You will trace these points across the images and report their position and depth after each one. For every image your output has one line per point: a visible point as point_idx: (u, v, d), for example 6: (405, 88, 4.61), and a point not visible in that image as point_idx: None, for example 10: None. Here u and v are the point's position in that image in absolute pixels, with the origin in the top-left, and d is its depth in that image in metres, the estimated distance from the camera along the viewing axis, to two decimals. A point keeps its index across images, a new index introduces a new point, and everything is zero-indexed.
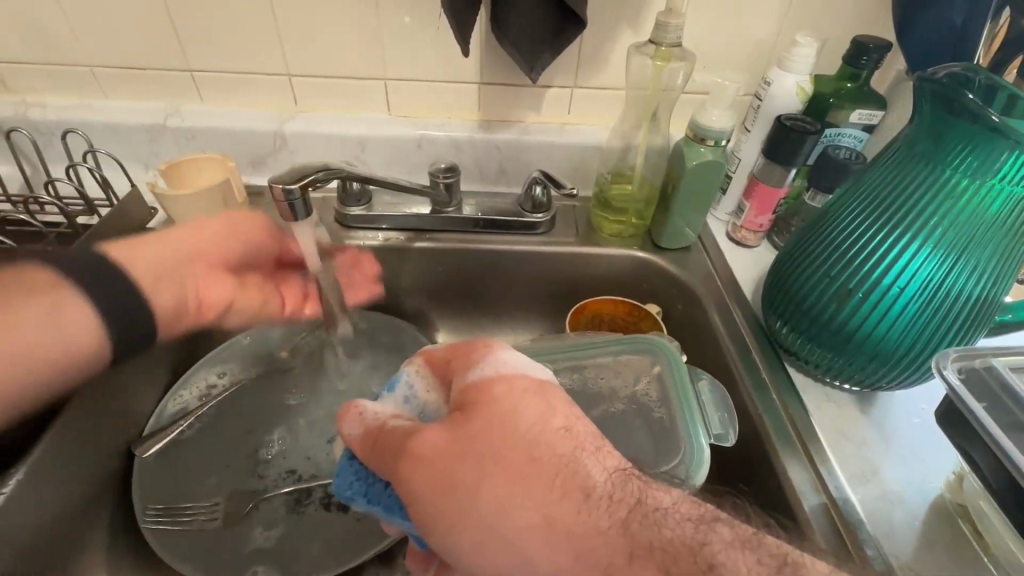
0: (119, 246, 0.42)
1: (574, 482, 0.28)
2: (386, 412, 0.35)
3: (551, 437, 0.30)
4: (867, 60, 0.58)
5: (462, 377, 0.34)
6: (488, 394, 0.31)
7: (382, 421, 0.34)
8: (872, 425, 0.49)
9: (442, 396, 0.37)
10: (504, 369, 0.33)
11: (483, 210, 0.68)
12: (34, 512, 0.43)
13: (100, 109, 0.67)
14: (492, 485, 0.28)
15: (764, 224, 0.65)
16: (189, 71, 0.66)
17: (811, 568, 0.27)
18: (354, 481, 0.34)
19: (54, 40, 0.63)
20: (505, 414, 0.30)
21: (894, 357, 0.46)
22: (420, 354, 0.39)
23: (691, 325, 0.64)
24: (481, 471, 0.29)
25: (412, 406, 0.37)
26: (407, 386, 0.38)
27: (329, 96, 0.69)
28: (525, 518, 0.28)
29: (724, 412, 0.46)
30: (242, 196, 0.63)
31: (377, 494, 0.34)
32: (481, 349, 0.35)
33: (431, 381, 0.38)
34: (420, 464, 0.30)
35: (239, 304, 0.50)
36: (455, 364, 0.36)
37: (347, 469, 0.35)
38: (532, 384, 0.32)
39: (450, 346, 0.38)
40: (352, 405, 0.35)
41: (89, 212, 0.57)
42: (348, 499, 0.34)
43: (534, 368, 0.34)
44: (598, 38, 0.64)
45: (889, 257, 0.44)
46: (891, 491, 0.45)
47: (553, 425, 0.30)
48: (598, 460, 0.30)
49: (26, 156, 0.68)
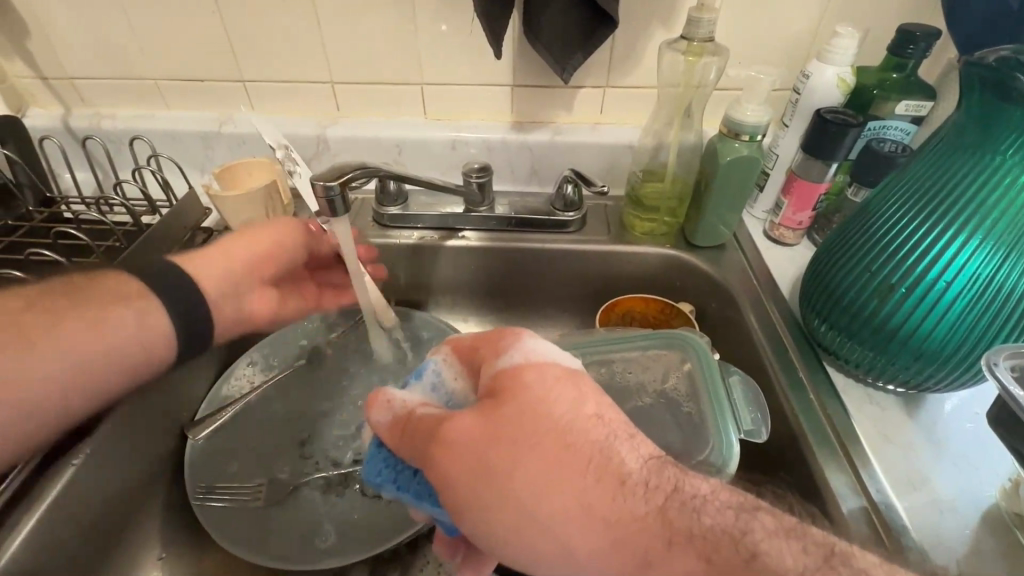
0: (188, 258, 0.47)
1: (608, 470, 0.28)
2: (414, 401, 0.36)
3: (584, 422, 0.30)
4: (913, 49, 0.56)
5: (490, 366, 0.34)
6: (520, 381, 0.31)
7: (410, 409, 0.35)
8: (921, 430, 0.47)
9: (468, 384, 0.38)
10: (533, 357, 0.33)
11: (516, 210, 0.69)
12: (99, 484, 0.46)
13: (163, 119, 0.73)
14: (526, 469, 0.28)
15: (803, 221, 0.63)
16: (242, 82, 0.71)
17: (863, 560, 0.26)
18: (384, 467, 0.36)
19: (125, 57, 0.69)
20: (538, 402, 0.30)
21: (942, 355, 0.44)
22: (447, 342, 0.40)
23: (726, 322, 0.62)
24: (512, 455, 0.29)
25: (441, 394, 0.38)
26: (434, 374, 0.39)
27: (368, 102, 0.72)
28: (558, 501, 0.27)
29: (758, 412, 0.45)
30: (287, 197, 0.67)
31: (406, 481, 0.35)
32: (507, 336, 0.35)
33: (458, 369, 0.38)
34: (454, 449, 0.30)
35: (283, 313, 0.55)
36: (482, 353, 0.36)
37: (376, 456, 0.37)
38: (561, 373, 0.32)
39: (475, 334, 0.38)
40: (380, 392, 0.36)
41: (152, 212, 0.61)
42: (377, 485, 0.36)
43: (564, 356, 0.34)
44: (630, 36, 0.64)
45: (934, 251, 0.42)
46: (941, 499, 0.42)
47: (585, 412, 0.30)
48: (630, 446, 0.30)
49: (98, 162, 0.75)
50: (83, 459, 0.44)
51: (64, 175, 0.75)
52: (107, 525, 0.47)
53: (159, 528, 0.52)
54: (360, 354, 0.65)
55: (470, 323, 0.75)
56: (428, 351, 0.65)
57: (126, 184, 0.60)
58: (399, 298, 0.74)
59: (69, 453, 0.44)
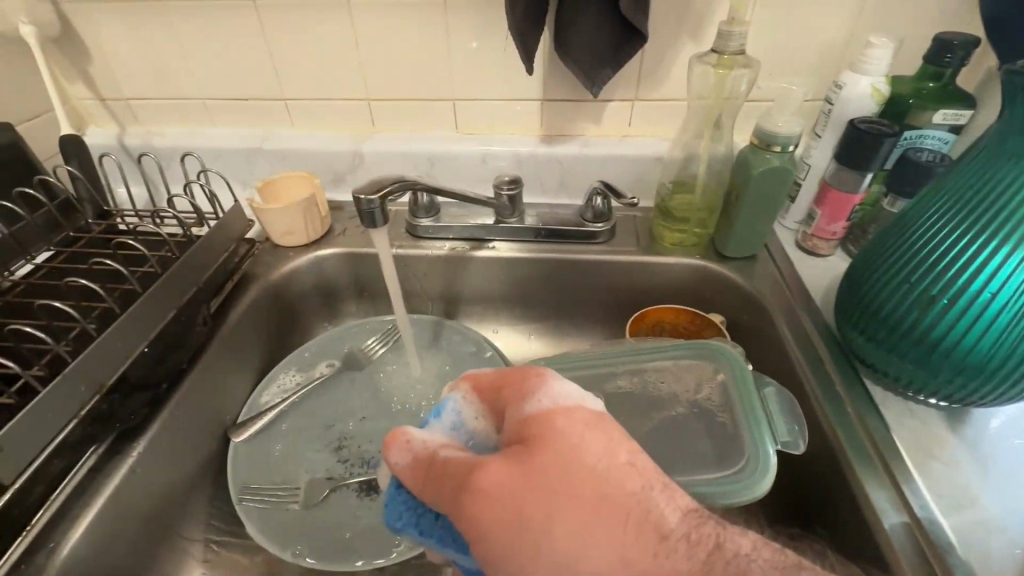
0: None
1: (647, 523, 0.25)
2: (435, 441, 0.33)
3: (617, 473, 0.27)
4: (951, 57, 0.55)
5: (517, 410, 0.31)
6: (551, 426, 0.28)
7: (433, 450, 0.32)
8: (964, 446, 0.46)
9: (491, 424, 0.35)
10: (562, 400, 0.30)
11: (545, 221, 0.70)
12: (147, 484, 0.48)
13: (209, 136, 0.77)
14: (564, 522, 0.26)
15: (837, 232, 0.62)
16: (283, 100, 0.74)
17: None
18: (404, 511, 0.33)
19: (176, 79, 0.73)
20: (572, 449, 0.27)
21: (987, 369, 0.43)
22: (465, 379, 0.37)
23: (759, 334, 0.62)
24: (547, 507, 0.26)
25: (463, 435, 0.35)
26: (455, 414, 0.35)
27: (403, 118, 0.75)
28: (599, 559, 0.24)
29: (795, 424, 0.44)
30: (324, 209, 0.70)
31: (429, 525, 0.32)
32: (533, 376, 0.32)
33: (479, 408, 0.35)
34: (486, 502, 0.27)
35: None
36: (506, 394, 0.33)
37: (395, 498, 0.33)
38: (592, 418, 0.29)
39: (499, 371, 0.35)
40: (399, 431, 0.33)
41: (199, 224, 0.65)
42: (398, 529, 0.33)
43: (591, 398, 0.31)
44: (659, 50, 0.65)
45: (977, 262, 0.41)
46: (988, 519, 0.41)
47: (617, 459, 0.27)
48: (668, 498, 0.26)
49: (150, 178, 0.79)
50: (136, 460, 0.47)
51: (119, 190, 0.80)
52: (153, 524, 0.49)
53: (202, 528, 0.54)
54: (395, 362, 0.67)
55: (498, 332, 0.76)
56: (459, 358, 0.66)
57: (177, 198, 0.63)
58: (430, 308, 0.76)
59: (121, 455, 0.47)
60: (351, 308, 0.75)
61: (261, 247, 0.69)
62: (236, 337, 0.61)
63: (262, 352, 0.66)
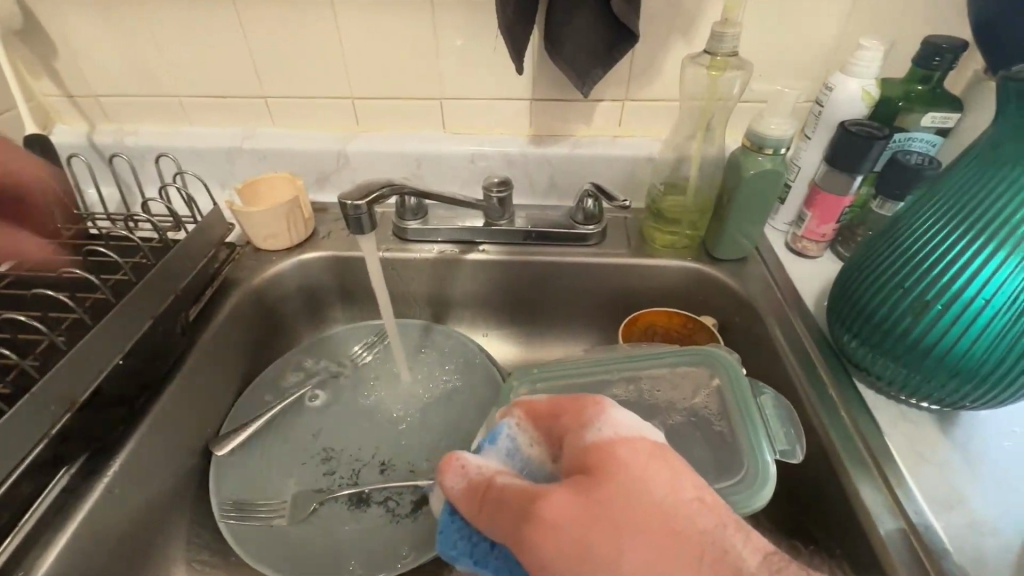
0: None
1: (726, 564, 0.25)
2: (491, 466, 0.32)
3: (687, 509, 0.27)
4: (940, 61, 0.55)
5: (577, 440, 0.31)
6: (616, 458, 0.29)
7: (489, 476, 0.31)
8: (956, 449, 0.46)
9: (547, 452, 0.35)
10: (623, 431, 0.31)
11: (535, 223, 0.69)
12: (124, 503, 0.46)
13: (186, 135, 0.74)
14: (632, 555, 0.26)
15: (827, 234, 0.63)
16: (264, 98, 0.71)
17: None
18: (459, 539, 0.32)
19: (150, 75, 0.70)
20: (636, 481, 0.28)
21: (980, 372, 0.43)
22: (519, 404, 0.37)
23: (751, 337, 0.61)
24: (616, 540, 0.26)
25: (517, 461, 0.34)
26: (509, 439, 0.35)
27: (389, 117, 0.73)
28: None
29: (791, 429, 0.44)
30: (308, 211, 0.67)
31: (484, 555, 0.31)
32: (589, 407, 0.33)
33: (534, 435, 0.35)
34: (551, 532, 0.27)
35: None
36: (565, 422, 0.33)
37: (450, 525, 0.32)
38: (653, 449, 0.30)
39: (555, 398, 0.35)
40: (454, 455, 0.32)
41: (177, 228, 0.62)
42: (452, 558, 0.32)
43: (651, 430, 0.31)
44: (650, 50, 0.65)
45: (971, 267, 0.41)
46: (979, 520, 0.41)
47: (685, 496, 0.28)
48: (744, 539, 0.26)
49: (122, 178, 0.76)
50: (111, 479, 0.45)
51: (90, 190, 0.77)
52: (130, 545, 0.47)
53: (182, 547, 0.51)
54: (385, 368, 0.66)
55: (488, 337, 0.75)
56: (449, 364, 0.65)
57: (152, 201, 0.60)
58: (418, 312, 0.74)
59: (96, 474, 0.45)
60: (337, 312, 0.72)
61: (242, 251, 0.67)
62: (220, 345, 0.59)
63: (243, 361, 0.63)
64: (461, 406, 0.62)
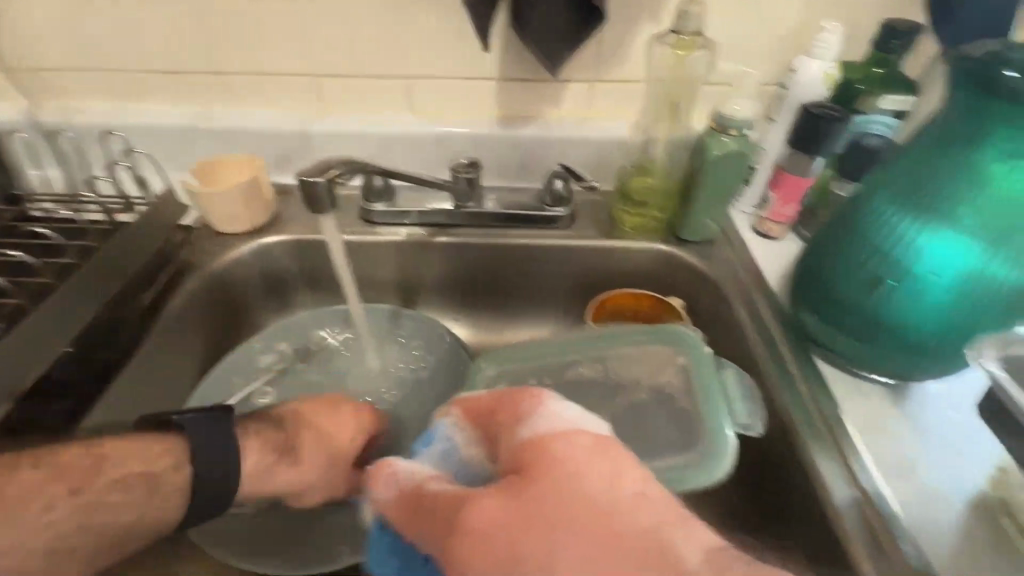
0: None
1: (665, 562, 0.24)
2: (422, 471, 0.34)
3: (625, 505, 0.26)
4: (897, 43, 0.58)
5: (511, 439, 0.32)
6: (550, 457, 0.29)
7: (419, 482, 0.33)
8: (908, 419, 0.48)
9: (484, 451, 0.36)
10: (559, 426, 0.31)
11: (505, 206, 0.69)
12: None
13: (136, 113, 0.70)
14: (566, 553, 0.25)
15: (790, 215, 0.63)
16: (220, 74, 0.68)
17: None
18: (389, 551, 0.36)
19: (95, 48, 0.66)
20: (571, 478, 0.28)
21: (929, 344, 0.45)
22: (456, 405, 0.38)
23: (717, 317, 0.62)
24: (550, 540, 0.26)
25: (451, 462, 0.37)
26: (443, 443, 0.37)
27: (353, 96, 0.70)
28: None
29: (753, 405, 0.45)
30: (269, 192, 0.65)
31: (417, 567, 0.35)
32: (525, 400, 0.34)
33: (471, 434, 0.37)
34: (481, 539, 0.27)
35: None
36: (501, 419, 0.34)
37: (380, 540, 0.36)
38: (592, 442, 0.29)
39: (492, 394, 0.37)
40: (384, 463, 0.35)
41: (128, 210, 0.59)
42: (384, 567, 0.36)
43: (591, 422, 0.31)
44: (620, 29, 0.64)
45: (922, 243, 0.43)
46: (927, 486, 0.43)
47: (624, 491, 0.27)
48: (687, 536, 0.25)
49: (68, 158, 0.72)
50: None
51: (32, 171, 0.72)
52: None
53: None
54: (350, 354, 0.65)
55: (458, 321, 0.74)
56: (418, 349, 0.64)
57: (99, 180, 0.57)
58: (387, 296, 0.73)
59: None
60: (302, 298, 0.70)
61: (200, 235, 0.64)
62: (177, 332, 0.57)
63: (203, 349, 0.61)
64: (431, 392, 0.62)
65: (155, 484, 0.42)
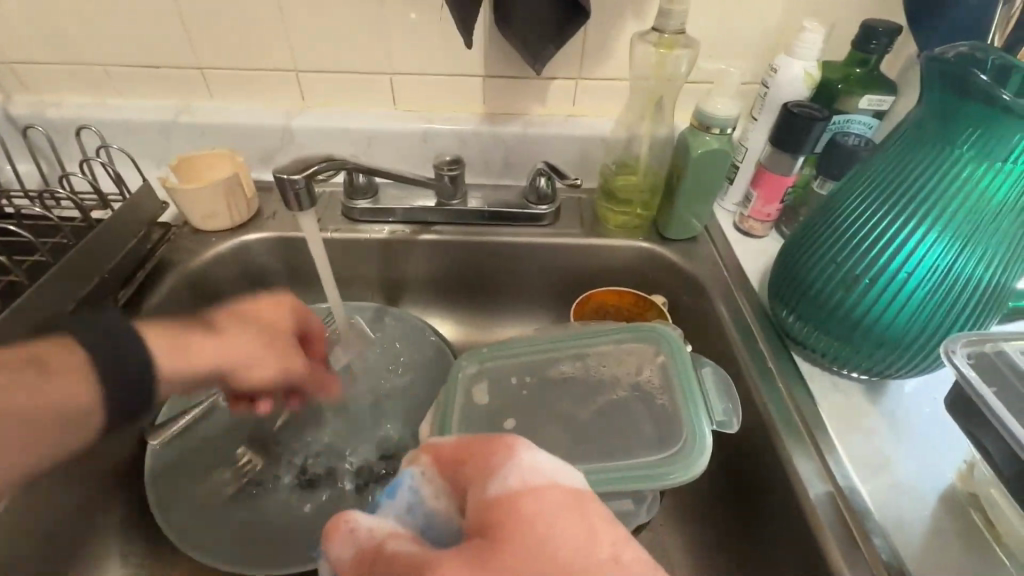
0: None
1: None
2: (382, 527, 0.30)
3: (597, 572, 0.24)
4: (876, 44, 0.57)
5: (480, 491, 0.29)
6: (520, 516, 0.26)
7: (379, 541, 0.29)
8: (882, 415, 0.49)
9: (452, 503, 0.32)
10: (532, 479, 0.28)
11: (490, 203, 0.68)
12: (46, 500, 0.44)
13: (113, 107, 0.69)
14: None
15: (772, 213, 0.64)
16: (199, 69, 0.67)
17: None
18: None
19: (69, 40, 0.65)
20: (542, 542, 0.25)
21: (903, 342, 0.46)
22: (426, 450, 0.35)
23: (698, 314, 0.63)
24: None
25: (417, 517, 0.32)
26: (410, 492, 0.33)
27: (336, 92, 0.70)
28: None
29: (729, 402, 0.45)
30: (250, 189, 0.64)
31: None
32: (498, 449, 0.30)
33: (440, 485, 0.33)
34: None
35: None
36: (469, 468, 0.31)
37: None
38: (566, 497, 0.27)
39: (461, 440, 0.33)
40: (341, 517, 0.31)
41: (103, 206, 0.58)
42: None
43: (568, 473, 0.29)
44: (604, 26, 0.64)
45: (896, 242, 0.44)
46: (899, 481, 0.44)
47: (597, 556, 0.25)
48: None
49: (43, 153, 0.70)
50: None
51: (6, 166, 0.71)
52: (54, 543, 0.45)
53: (118, 541, 0.50)
54: None
55: (443, 319, 0.74)
56: (402, 346, 0.64)
57: (73, 176, 0.56)
58: (371, 294, 0.72)
59: None
60: None
61: (179, 232, 0.63)
62: None
63: None
64: (413, 390, 0.61)
65: (46, 368, 0.35)
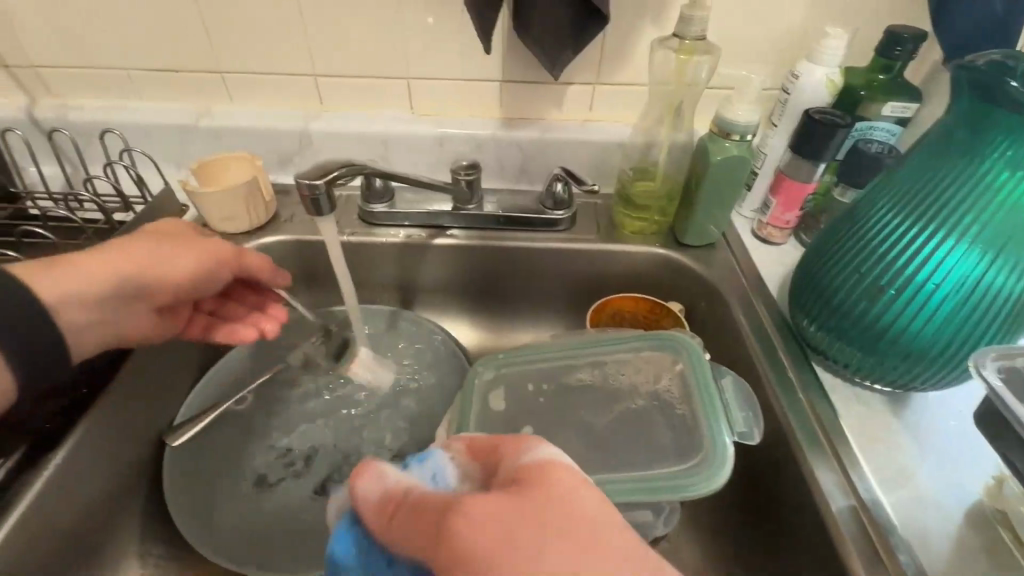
0: None
1: None
2: (409, 480, 0.31)
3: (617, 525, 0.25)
4: (901, 50, 0.56)
5: (512, 457, 0.30)
6: (551, 473, 0.27)
7: (406, 486, 0.30)
8: (906, 428, 0.48)
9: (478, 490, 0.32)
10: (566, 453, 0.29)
11: (505, 208, 0.68)
12: (69, 498, 0.44)
13: (135, 111, 0.70)
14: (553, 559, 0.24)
15: (791, 221, 0.64)
16: (220, 73, 0.68)
17: None
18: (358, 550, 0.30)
19: (93, 45, 0.66)
20: (570, 493, 0.26)
21: (930, 354, 0.45)
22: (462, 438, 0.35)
23: (716, 322, 0.62)
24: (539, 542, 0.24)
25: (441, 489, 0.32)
26: (438, 466, 0.33)
27: (354, 96, 0.70)
28: None
29: (749, 411, 0.44)
30: (268, 192, 0.65)
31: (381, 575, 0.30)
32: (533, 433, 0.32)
33: (469, 471, 0.33)
34: (463, 529, 0.25)
35: None
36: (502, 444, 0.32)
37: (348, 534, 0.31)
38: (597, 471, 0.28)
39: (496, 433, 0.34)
40: (372, 461, 0.32)
41: (125, 209, 0.59)
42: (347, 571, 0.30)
43: None
44: (622, 31, 0.64)
45: (924, 252, 0.43)
46: (924, 496, 0.43)
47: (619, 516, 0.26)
48: None
49: (67, 156, 0.72)
50: (54, 470, 0.43)
51: (31, 168, 0.72)
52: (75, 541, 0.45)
53: (136, 540, 0.51)
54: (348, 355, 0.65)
55: (457, 323, 0.74)
56: (417, 350, 0.64)
57: (97, 179, 0.57)
58: (386, 297, 0.72)
59: (39, 464, 0.43)
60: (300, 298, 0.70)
61: None
62: None
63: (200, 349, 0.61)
64: (428, 394, 0.61)
65: None
